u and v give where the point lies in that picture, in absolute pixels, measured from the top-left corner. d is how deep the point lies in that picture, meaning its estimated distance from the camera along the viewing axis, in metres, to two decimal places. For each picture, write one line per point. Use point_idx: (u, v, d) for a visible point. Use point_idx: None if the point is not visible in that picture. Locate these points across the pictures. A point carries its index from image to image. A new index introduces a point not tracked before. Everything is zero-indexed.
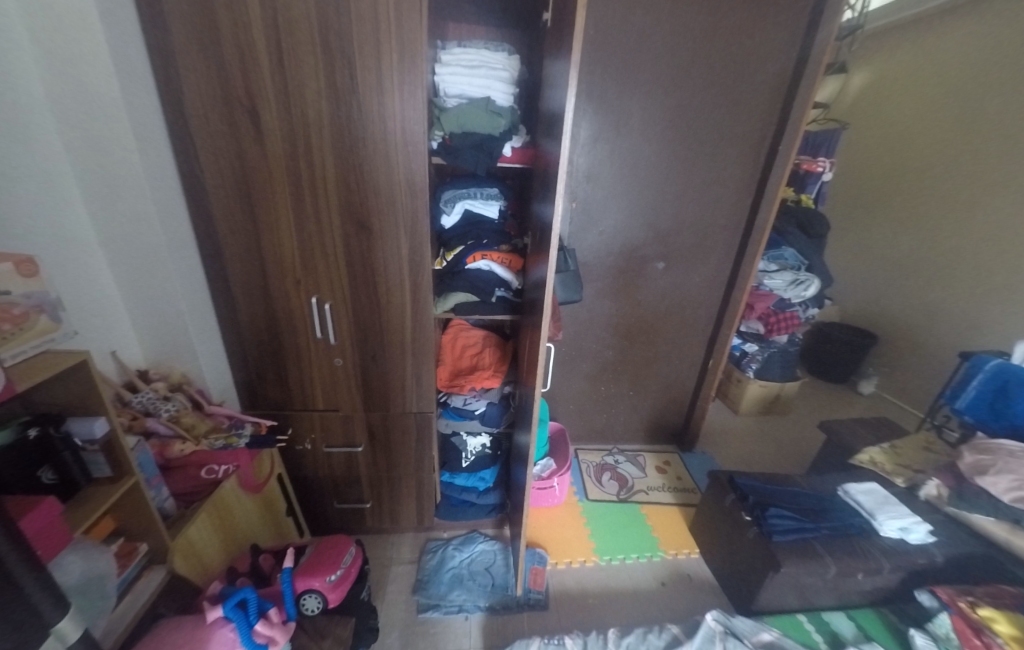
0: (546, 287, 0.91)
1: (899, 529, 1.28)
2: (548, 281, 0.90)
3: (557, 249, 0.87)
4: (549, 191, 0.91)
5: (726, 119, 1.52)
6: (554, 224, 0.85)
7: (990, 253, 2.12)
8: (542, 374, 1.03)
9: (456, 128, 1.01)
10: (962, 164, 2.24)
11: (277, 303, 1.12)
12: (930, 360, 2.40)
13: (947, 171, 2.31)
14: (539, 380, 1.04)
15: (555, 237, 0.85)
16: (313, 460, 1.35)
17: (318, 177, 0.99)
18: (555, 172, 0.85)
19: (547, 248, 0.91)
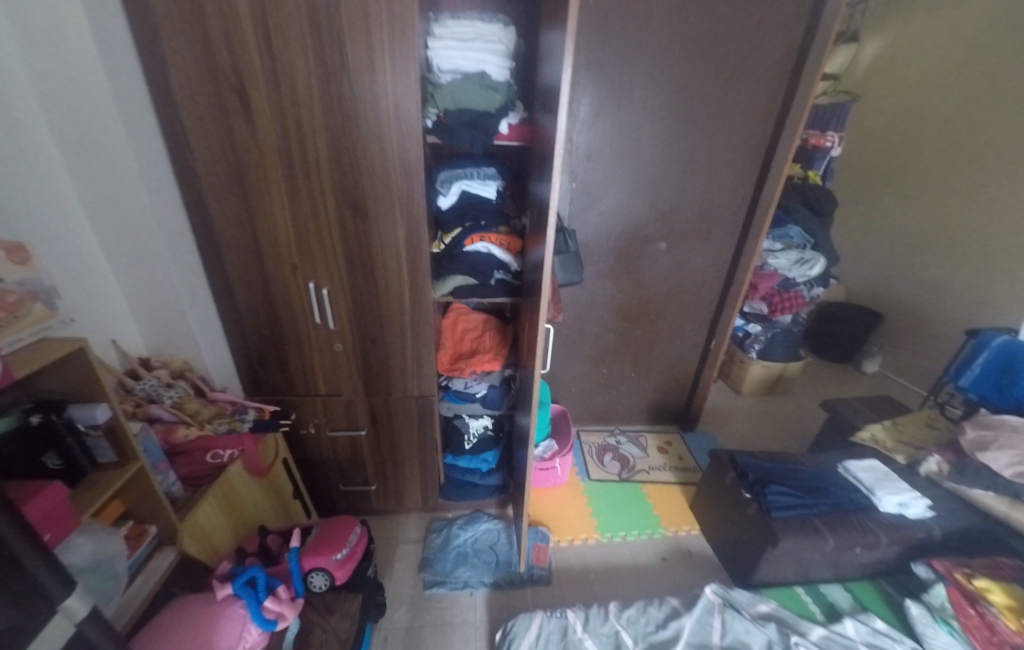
0: (544, 267, 0.90)
1: (898, 504, 1.30)
2: (545, 261, 0.88)
3: (555, 228, 0.85)
4: (546, 169, 0.88)
5: (731, 91, 1.47)
6: (551, 203, 0.83)
7: (1001, 228, 2.08)
8: (542, 355, 1.03)
9: (451, 104, 0.98)
10: (975, 136, 2.17)
11: (274, 288, 1.12)
12: (935, 337, 2.38)
13: (959, 144, 2.25)
14: (539, 361, 1.04)
15: (553, 215, 0.83)
16: (317, 444, 1.37)
17: (311, 159, 0.98)
18: (552, 149, 0.83)
19: (545, 228, 0.89)
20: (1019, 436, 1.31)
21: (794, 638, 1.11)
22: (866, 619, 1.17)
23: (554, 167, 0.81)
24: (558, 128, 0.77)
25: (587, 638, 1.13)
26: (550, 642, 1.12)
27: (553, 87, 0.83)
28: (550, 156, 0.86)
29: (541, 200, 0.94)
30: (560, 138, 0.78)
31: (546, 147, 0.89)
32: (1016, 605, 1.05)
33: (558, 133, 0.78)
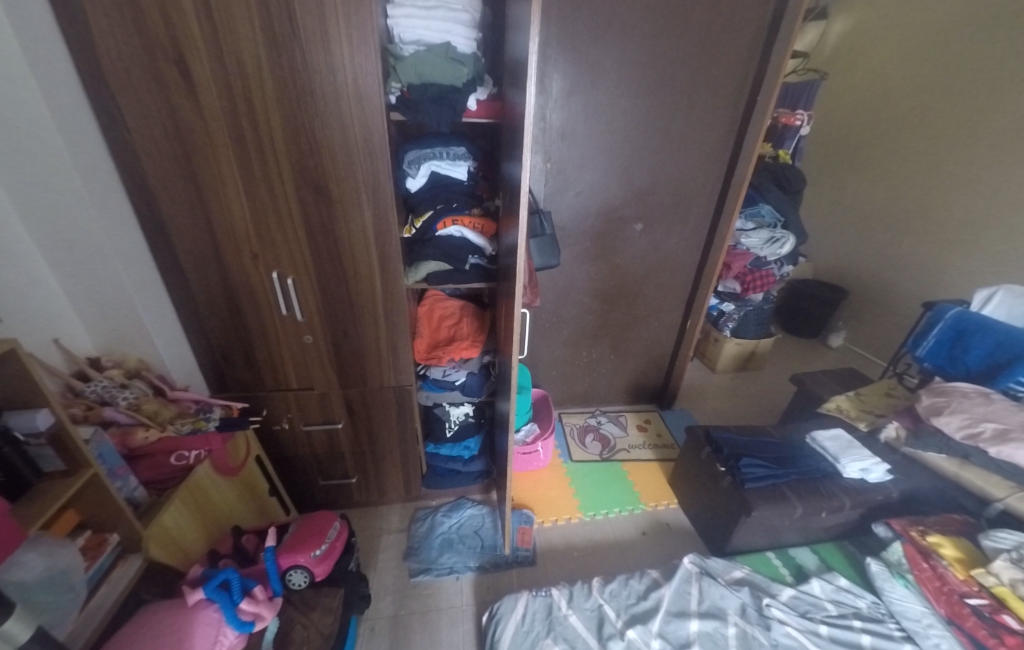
0: (519, 249, 0.87)
1: (860, 470, 1.36)
2: (520, 243, 0.85)
3: (528, 209, 0.82)
4: (518, 146, 0.85)
5: (703, 67, 1.45)
6: (522, 182, 0.80)
7: (956, 205, 2.17)
8: (519, 341, 1.02)
9: (415, 79, 0.93)
10: (935, 114, 2.24)
11: (235, 278, 1.06)
12: (895, 311, 2.50)
13: (918, 122, 2.32)
14: (516, 347, 1.02)
15: (525, 194, 0.80)
16: (292, 439, 1.32)
17: (264, 138, 0.91)
18: (522, 127, 0.80)
19: (518, 209, 0.86)
20: (969, 401, 1.39)
21: (765, 600, 1.17)
22: (831, 578, 1.24)
23: (525, 143, 0.77)
24: (528, 101, 0.74)
25: (571, 614, 1.15)
26: (535, 620, 1.14)
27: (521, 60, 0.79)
28: (521, 131, 0.81)
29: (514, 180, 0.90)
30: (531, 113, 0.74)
31: (517, 123, 0.85)
32: (964, 557, 1.12)
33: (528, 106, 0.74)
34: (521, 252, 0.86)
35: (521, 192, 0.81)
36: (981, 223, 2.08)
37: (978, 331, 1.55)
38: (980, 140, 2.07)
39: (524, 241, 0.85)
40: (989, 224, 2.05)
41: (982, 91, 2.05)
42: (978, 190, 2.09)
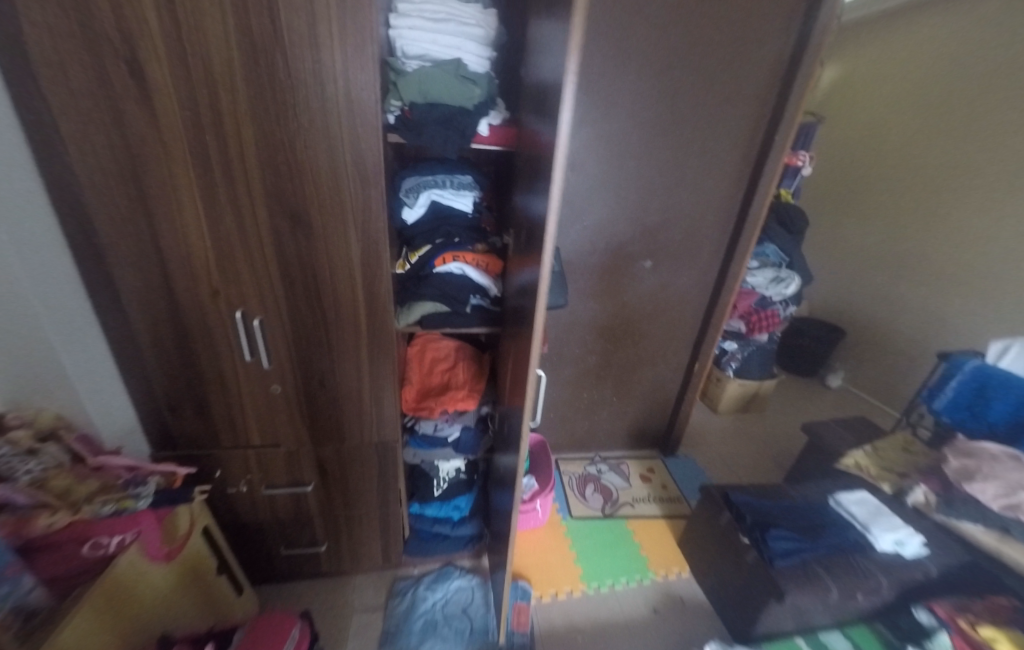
0: (537, 305, 0.72)
1: (894, 543, 1.23)
2: (539, 297, 0.71)
3: (552, 258, 0.68)
4: (542, 182, 0.71)
5: (720, 106, 1.38)
6: (548, 229, 0.66)
7: (954, 250, 2.16)
8: (531, 407, 0.84)
9: (420, 97, 0.80)
10: (931, 162, 2.26)
11: (189, 318, 0.88)
12: (894, 354, 2.44)
13: (913, 170, 2.33)
14: (527, 412, 0.83)
15: (550, 240, 0.65)
16: (251, 504, 1.12)
17: (233, 154, 0.75)
18: (548, 161, 0.67)
19: (537, 254, 0.72)
20: (1001, 465, 1.28)
21: None
22: None
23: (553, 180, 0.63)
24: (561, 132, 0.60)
25: None
26: None
27: (552, 85, 0.66)
28: (546, 166, 0.68)
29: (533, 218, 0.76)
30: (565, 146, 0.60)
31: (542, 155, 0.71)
32: None
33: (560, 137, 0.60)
34: (539, 308, 0.72)
35: (545, 238, 0.67)
36: (980, 269, 2.06)
37: (999, 386, 1.48)
38: (976, 190, 2.08)
39: (544, 297, 0.71)
40: (989, 272, 2.03)
41: (978, 143, 2.07)
42: (977, 239, 2.08)
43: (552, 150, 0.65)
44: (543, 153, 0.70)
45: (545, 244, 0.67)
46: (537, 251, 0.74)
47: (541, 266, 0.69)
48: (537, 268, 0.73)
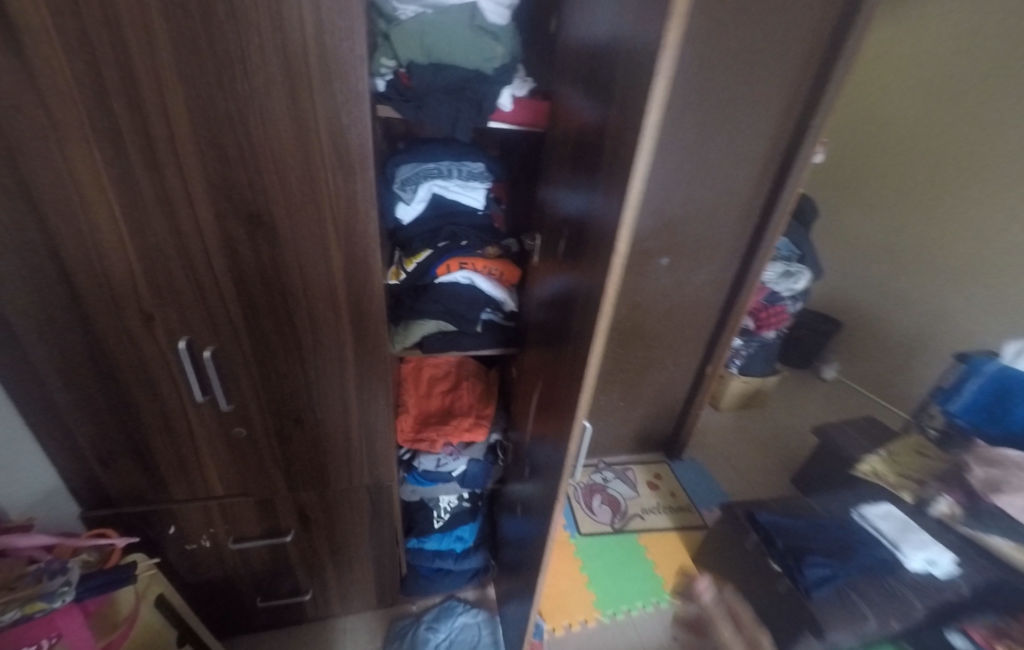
0: (589, 354, 0.53)
1: (925, 561, 1.17)
2: (592, 346, 0.52)
3: (615, 300, 0.48)
4: (597, 183, 0.50)
5: (752, 83, 1.18)
6: (609, 282, 0.46)
7: (953, 253, 2.05)
8: (570, 468, 0.67)
9: (422, 56, 0.59)
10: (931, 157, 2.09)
11: (116, 349, 0.67)
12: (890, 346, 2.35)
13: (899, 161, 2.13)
14: (566, 473, 0.66)
15: (612, 295, 0.46)
16: (216, 558, 0.93)
17: (154, 132, 0.53)
18: (606, 162, 0.47)
19: (586, 282, 0.54)
20: None
21: None
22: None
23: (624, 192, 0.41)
24: (634, 112, 0.40)
25: None
26: None
27: (612, 41, 0.46)
28: (607, 163, 0.46)
29: (581, 230, 0.56)
30: (651, 140, 0.37)
31: (600, 142, 0.49)
32: None
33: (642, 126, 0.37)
34: (592, 359, 0.53)
35: (608, 273, 0.46)
36: (982, 272, 1.95)
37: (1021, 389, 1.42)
38: (982, 188, 1.93)
39: (600, 348, 0.52)
40: (988, 270, 1.93)
41: (994, 139, 1.88)
42: (975, 241, 1.96)
43: (620, 142, 0.43)
44: (602, 140, 0.48)
45: (607, 281, 0.47)
46: (582, 271, 0.56)
47: (599, 307, 0.49)
48: (588, 303, 0.53)
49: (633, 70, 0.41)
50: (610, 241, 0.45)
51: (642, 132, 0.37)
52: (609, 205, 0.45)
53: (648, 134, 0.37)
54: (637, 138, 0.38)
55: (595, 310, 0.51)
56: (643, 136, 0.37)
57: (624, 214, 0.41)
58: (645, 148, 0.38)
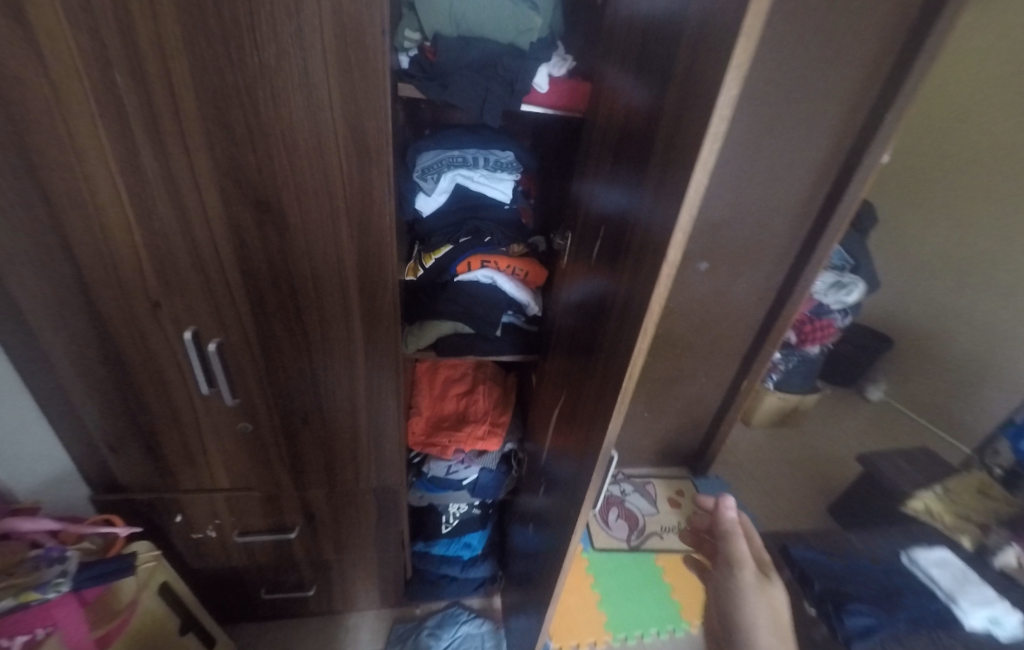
0: (625, 373, 0.46)
1: (987, 619, 1.00)
2: (628, 365, 0.45)
3: (659, 319, 0.40)
4: (647, 176, 0.41)
5: (829, 55, 0.94)
6: (653, 298, 0.39)
7: None
8: (591, 499, 0.60)
9: (449, 27, 0.53)
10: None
11: (123, 336, 0.65)
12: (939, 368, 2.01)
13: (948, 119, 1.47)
14: (587, 503, 0.59)
15: (654, 314, 0.39)
16: (222, 549, 0.92)
17: (158, 108, 0.49)
18: (658, 152, 0.39)
19: (624, 294, 0.46)
20: None
21: None
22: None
23: (681, 189, 0.33)
24: (700, 89, 0.32)
25: None
26: None
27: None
28: (664, 151, 0.38)
29: (622, 229, 0.48)
30: (724, 122, 0.29)
31: (655, 125, 0.40)
32: None
33: (711, 107, 0.28)
34: (625, 384, 0.46)
35: (653, 285, 0.38)
36: None
37: None
38: None
39: (638, 367, 0.44)
40: None
41: None
42: None
43: (680, 127, 0.34)
44: (657, 123, 0.40)
45: (653, 293, 0.39)
46: (619, 280, 0.48)
47: (639, 322, 0.42)
48: (626, 313, 0.45)
49: (700, 36, 0.32)
50: (659, 247, 0.37)
51: (712, 114, 0.28)
52: (662, 203, 0.37)
53: (721, 116, 0.28)
54: (702, 124, 0.30)
55: (634, 325, 0.43)
56: (714, 119, 0.28)
57: (680, 216, 0.33)
58: (714, 135, 0.29)
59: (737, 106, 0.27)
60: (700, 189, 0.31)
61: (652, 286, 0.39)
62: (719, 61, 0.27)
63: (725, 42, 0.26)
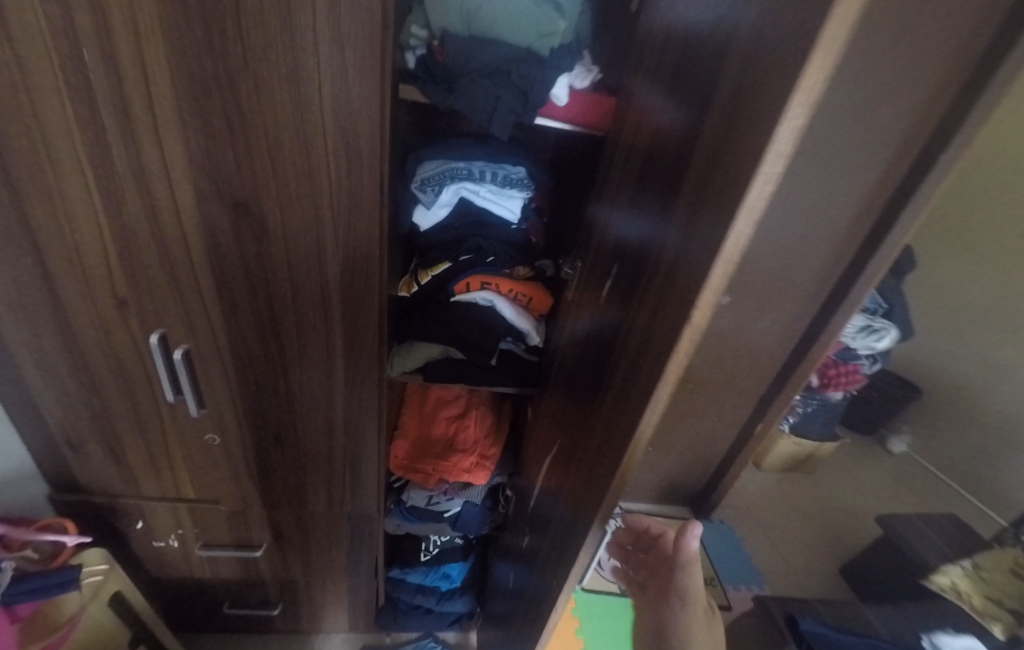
0: (625, 447, 0.38)
1: None
2: (630, 440, 0.37)
3: (673, 390, 0.33)
4: (670, 215, 0.35)
5: None
6: (668, 366, 0.32)
7: None
8: (578, 572, 0.52)
9: (460, 26, 0.47)
10: None
11: (87, 335, 0.60)
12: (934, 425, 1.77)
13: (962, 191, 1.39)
14: (573, 575, 0.52)
15: (667, 382, 0.32)
16: (184, 560, 0.87)
17: (130, 94, 0.44)
18: (687, 191, 0.32)
19: (632, 348, 0.39)
20: None
21: None
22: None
23: (715, 238, 0.27)
24: (745, 120, 0.25)
25: None
26: None
27: (716, 10, 0.32)
28: (692, 188, 0.31)
29: (636, 274, 0.41)
30: (779, 160, 0.22)
31: (683, 157, 0.34)
32: None
33: (764, 141, 0.23)
34: (626, 459, 0.38)
35: (670, 350, 0.31)
36: None
37: None
38: None
39: (644, 442, 0.37)
40: None
41: None
42: None
43: (716, 162, 0.28)
44: (686, 154, 0.33)
45: (667, 359, 0.32)
46: (628, 333, 0.41)
47: (649, 391, 0.34)
48: (632, 377, 0.38)
49: (749, 55, 0.26)
50: (682, 304, 0.30)
51: (767, 150, 0.22)
52: (688, 253, 0.30)
53: (778, 153, 0.22)
54: (750, 161, 0.24)
55: (640, 391, 0.36)
56: (769, 157, 0.22)
57: (714, 270, 0.27)
58: (766, 178, 0.23)
59: (799, 142, 0.21)
60: (741, 240, 0.26)
61: (667, 352, 0.32)
62: (778, 87, 0.22)
63: (789, 61, 0.21)
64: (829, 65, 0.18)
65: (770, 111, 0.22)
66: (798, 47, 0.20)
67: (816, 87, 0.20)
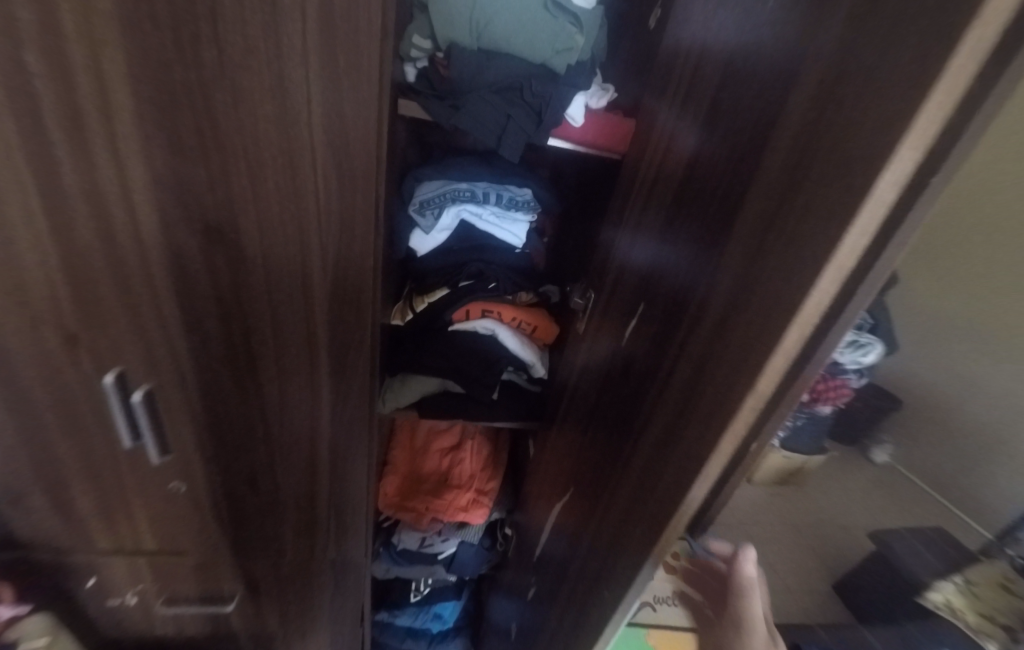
0: (667, 519, 0.33)
1: None
2: (675, 514, 0.32)
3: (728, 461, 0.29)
4: (717, 262, 0.31)
5: None
6: (725, 436, 0.27)
7: None
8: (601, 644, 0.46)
9: (470, 38, 0.43)
10: None
11: (25, 377, 0.51)
12: None
13: None
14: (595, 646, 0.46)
15: (721, 453, 0.28)
16: (143, 617, 0.77)
17: (81, 101, 0.37)
18: (743, 233, 0.28)
19: (673, 402, 0.35)
20: None
21: None
22: None
23: (787, 295, 0.23)
24: (827, 159, 0.22)
25: None
26: None
27: (764, 35, 0.28)
28: (748, 234, 0.28)
29: (672, 321, 0.37)
30: (880, 210, 0.19)
31: (733, 198, 0.30)
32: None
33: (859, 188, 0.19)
34: (669, 533, 0.33)
35: (727, 418, 0.27)
36: None
37: None
38: None
39: (688, 514, 0.32)
40: None
41: None
42: None
43: (784, 205, 0.25)
44: (736, 194, 0.30)
45: (724, 427, 0.27)
46: (665, 383, 0.37)
47: (696, 461, 0.30)
48: (673, 440, 0.34)
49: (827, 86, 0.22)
50: (740, 366, 0.26)
51: (863, 200, 0.18)
52: (744, 308, 0.27)
53: (879, 204, 0.18)
54: (835, 211, 0.20)
55: (684, 457, 0.32)
56: (865, 208, 0.18)
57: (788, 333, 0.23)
58: (860, 231, 0.19)
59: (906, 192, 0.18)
60: (819, 299, 0.22)
61: (722, 420, 0.28)
62: (878, 125, 0.18)
63: (896, 94, 0.17)
64: (954, 103, 0.15)
65: (867, 151, 0.19)
66: (911, 79, 0.16)
67: (933, 126, 0.16)
